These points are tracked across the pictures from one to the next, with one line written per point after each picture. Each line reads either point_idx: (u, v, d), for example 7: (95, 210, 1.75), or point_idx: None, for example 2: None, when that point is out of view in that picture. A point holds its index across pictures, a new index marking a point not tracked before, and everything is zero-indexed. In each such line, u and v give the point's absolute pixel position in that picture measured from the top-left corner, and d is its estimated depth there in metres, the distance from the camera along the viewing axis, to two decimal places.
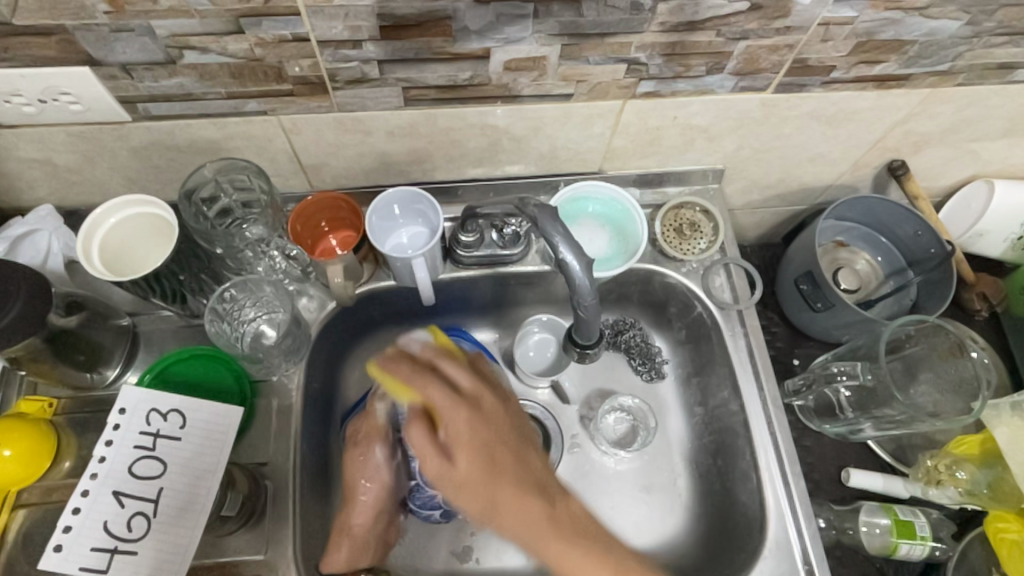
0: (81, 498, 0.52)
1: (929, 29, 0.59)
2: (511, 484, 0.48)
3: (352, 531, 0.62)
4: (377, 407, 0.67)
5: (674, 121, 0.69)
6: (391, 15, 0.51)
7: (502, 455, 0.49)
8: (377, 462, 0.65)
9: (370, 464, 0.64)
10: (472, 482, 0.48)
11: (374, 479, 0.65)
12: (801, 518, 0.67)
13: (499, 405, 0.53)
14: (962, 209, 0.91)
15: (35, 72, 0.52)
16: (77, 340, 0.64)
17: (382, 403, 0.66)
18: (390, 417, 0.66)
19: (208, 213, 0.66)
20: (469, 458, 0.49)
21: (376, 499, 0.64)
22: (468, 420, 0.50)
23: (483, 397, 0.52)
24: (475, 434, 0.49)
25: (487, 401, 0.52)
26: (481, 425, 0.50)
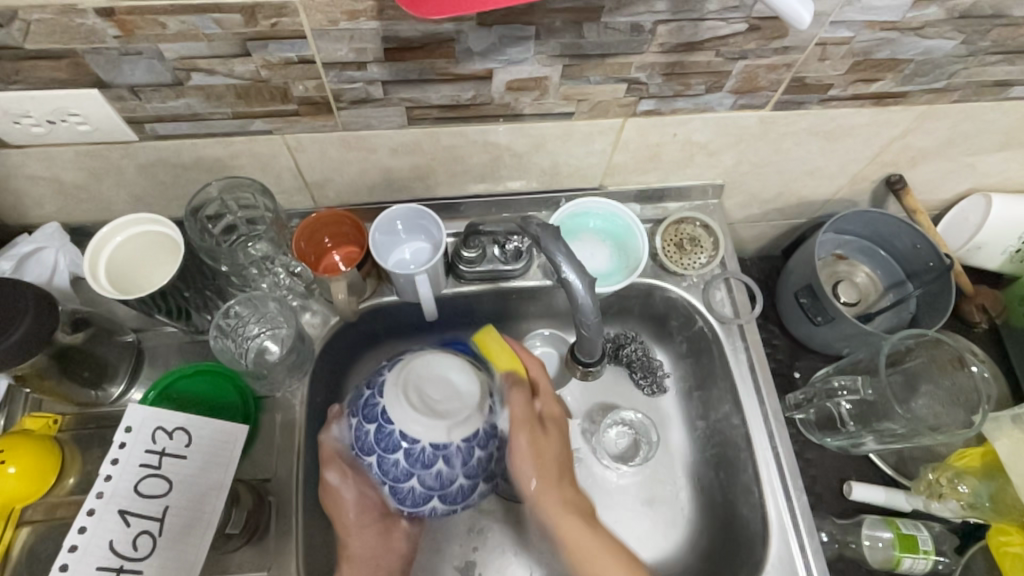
0: (87, 517, 0.52)
1: (925, 48, 0.60)
2: (557, 497, 0.61)
3: (344, 554, 0.62)
4: (330, 429, 0.62)
5: (674, 137, 0.70)
6: (395, 38, 0.52)
7: (556, 456, 0.63)
8: (334, 487, 0.61)
9: (328, 490, 0.61)
10: (545, 492, 0.61)
11: (338, 502, 0.62)
12: (804, 533, 0.67)
13: (558, 438, 0.64)
14: (960, 221, 0.92)
15: (45, 94, 0.53)
16: (82, 356, 0.64)
17: (332, 426, 0.61)
18: (336, 442, 0.61)
19: (213, 231, 0.67)
20: (543, 474, 0.61)
21: (350, 522, 0.62)
22: (546, 442, 0.63)
23: (550, 423, 0.64)
24: (539, 441, 0.62)
25: (552, 428, 0.64)
26: (546, 448, 0.62)
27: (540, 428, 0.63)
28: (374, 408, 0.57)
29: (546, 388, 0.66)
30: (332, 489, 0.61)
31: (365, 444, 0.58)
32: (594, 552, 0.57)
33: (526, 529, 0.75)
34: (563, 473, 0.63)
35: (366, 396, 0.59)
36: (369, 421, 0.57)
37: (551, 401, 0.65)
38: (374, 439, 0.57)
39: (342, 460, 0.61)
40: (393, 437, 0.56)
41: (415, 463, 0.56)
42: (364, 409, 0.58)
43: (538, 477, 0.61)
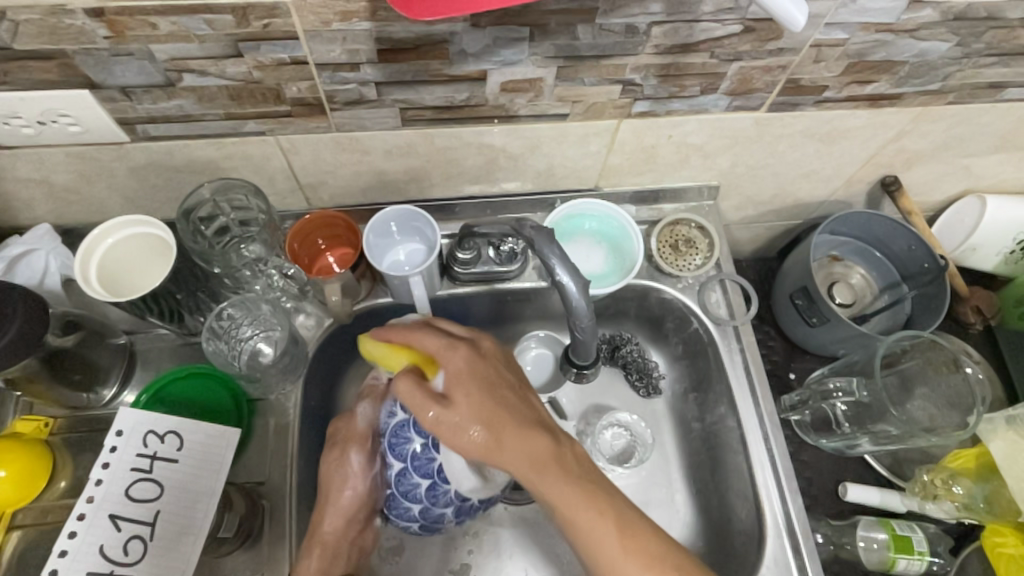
0: (76, 522, 0.51)
1: (919, 50, 0.60)
2: (513, 429, 0.54)
3: (321, 538, 0.61)
4: (360, 411, 0.67)
5: (669, 139, 0.70)
6: (389, 39, 0.51)
7: (494, 377, 0.57)
8: (354, 467, 0.64)
9: (346, 468, 0.64)
10: (493, 452, 0.53)
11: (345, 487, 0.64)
12: (799, 535, 0.67)
13: (496, 366, 0.58)
14: (955, 223, 0.92)
15: (35, 95, 0.52)
16: (73, 359, 0.64)
17: (364, 403, 0.67)
18: (370, 418, 0.67)
19: (205, 232, 0.67)
20: (484, 423, 0.54)
21: (346, 508, 0.63)
22: (478, 377, 0.56)
23: (481, 347, 0.59)
24: (476, 371, 0.56)
25: (490, 350, 0.59)
26: (486, 376, 0.56)
27: (476, 352, 0.58)
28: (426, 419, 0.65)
29: (450, 340, 0.59)
30: (351, 470, 0.64)
31: (400, 439, 0.65)
32: (562, 498, 0.51)
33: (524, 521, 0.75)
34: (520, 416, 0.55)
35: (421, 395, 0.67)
36: (410, 434, 0.65)
37: (455, 353, 0.57)
38: (413, 450, 0.64)
39: (370, 437, 0.66)
40: (433, 463, 0.63)
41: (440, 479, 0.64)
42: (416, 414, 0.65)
43: (478, 423, 0.54)
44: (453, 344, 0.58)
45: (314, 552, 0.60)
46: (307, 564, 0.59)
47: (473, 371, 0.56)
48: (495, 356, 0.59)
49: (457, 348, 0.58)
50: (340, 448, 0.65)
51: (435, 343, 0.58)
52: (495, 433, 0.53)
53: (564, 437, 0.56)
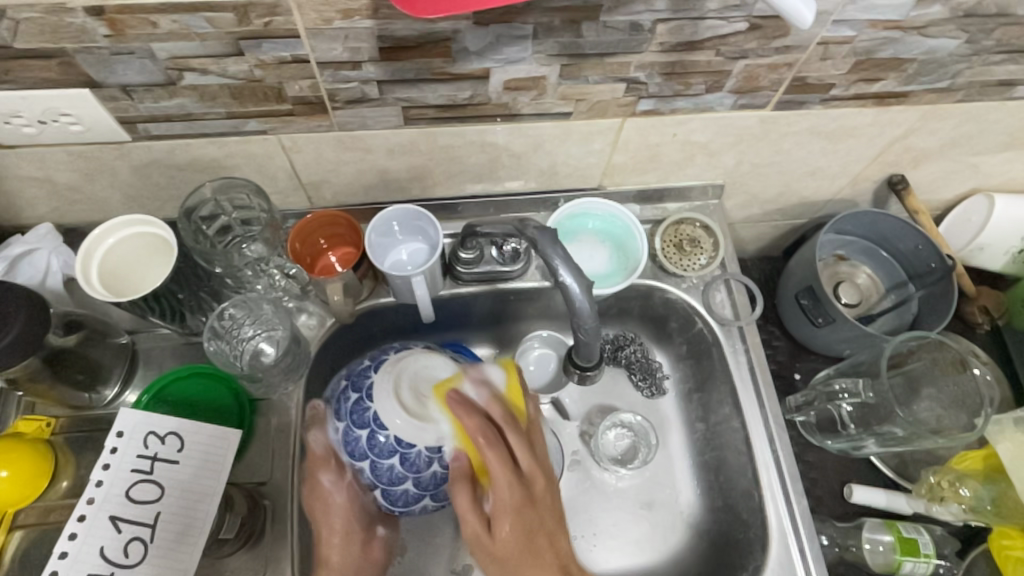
0: (77, 523, 0.51)
1: (928, 48, 0.59)
2: (537, 573, 0.55)
3: (327, 563, 0.60)
4: (313, 435, 0.63)
5: (674, 138, 0.69)
6: (391, 37, 0.51)
7: (543, 533, 0.56)
8: (328, 490, 0.61)
9: (322, 492, 0.61)
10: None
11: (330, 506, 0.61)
12: (804, 538, 0.67)
13: (551, 512, 0.58)
14: (962, 222, 0.91)
15: (36, 94, 0.52)
16: (75, 359, 0.63)
17: (314, 430, 0.63)
18: (325, 441, 0.62)
19: (207, 232, 0.66)
20: (518, 558, 0.55)
21: (337, 528, 0.61)
22: (528, 520, 0.56)
23: (537, 483, 0.57)
24: (523, 513, 0.56)
25: (545, 492, 0.58)
26: (535, 523, 0.56)
27: (532, 497, 0.57)
28: (361, 413, 0.60)
29: (527, 465, 0.57)
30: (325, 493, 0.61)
31: (355, 450, 0.60)
32: None
33: None
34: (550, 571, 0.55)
35: (349, 400, 0.61)
36: (353, 426, 0.60)
37: (513, 488, 0.56)
38: (366, 444, 0.60)
39: (331, 459, 0.62)
40: (388, 441, 0.59)
41: (410, 467, 0.60)
42: (352, 414, 0.61)
43: (494, 527, 0.56)
44: (523, 477, 0.57)
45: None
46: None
47: (524, 503, 0.56)
48: (553, 495, 0.59)
49: (516, 486, 0.56)
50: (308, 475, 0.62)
51: (517, 443, 0.57)
52: (513, 565, 0.55)
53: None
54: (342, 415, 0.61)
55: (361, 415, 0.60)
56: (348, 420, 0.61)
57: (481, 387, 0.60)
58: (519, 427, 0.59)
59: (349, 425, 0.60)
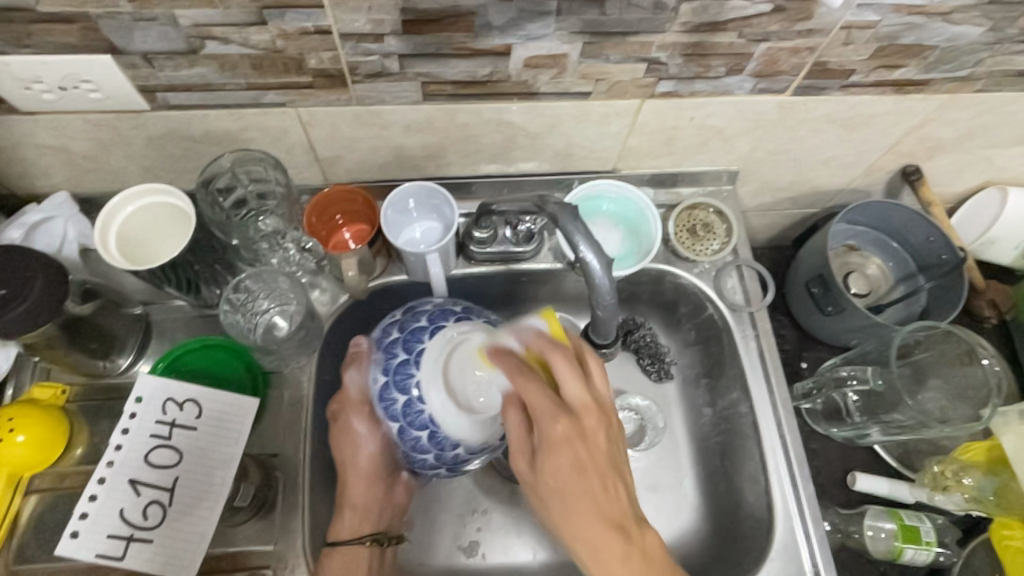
0: (97, 486, 0.54)
1: (951, 34, 0.59)
2: (586, 501, 0.53)
3: (351, 500, 0.65)
4: (348, 378, 0.64)
5: (691, 121, 0.69)
6: (414, 10, 0.51)
7: (594, 470, 0.53)
8: (361, 434, 0.64)
9: (354, 436, 0.64)
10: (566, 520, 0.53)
11: (362, 447, 0.65)
12: (809, 522, 0.67)
13: (596, 454, 0.53)
14: (974, 215, 0.91)
15: (57, 59, 0.52)
16: (91, 327, 0.64)
17: (347, 372, 0.64)
18: (358, 385, 0.64)
19: (223, 204, 0.66)
20: (566, 478, 0.53)
21: (363, 469, 0.65)
22: (574, 454, 0.52)
23: (587, 417, 0.53)
24: (571, 444, 0.52)
25: (596, 427, 0.53)
26: (584, 459, 0.52)
27: (578, 431, 0.53)
28: (406, 378, 0.60)
29: (568, 389, 0.53)
30: (359, 436, 0.64)
31: (390, 411, 0.60)
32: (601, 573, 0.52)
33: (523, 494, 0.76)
34: (596, 510, 0.53)
35: (397, 358, 0.61)
36: (392, 391, 0.60)
37: (556, 420, 0.52)
38: (400, 410, 0.60)
39: (361, 404, 0.64)
40: (423, 417, 0.59)
41: (436, 444, 0.60)
42: (395, 374, 0.60)
43: (538, 460, 0.54)
44: (562, 404, 0.53)
45: (347, 511, 0.65)
46: (341, 521, 0.64)
47: (555, 441, 0.53)
48: (606, 432, 0.54)
49: (558, 416, 0.52)
50: (342, 418, 0.65)
51: (564, 374, 0.53)
52: (564, 501, 0.53)
53: (639, 533, 0.53)
54: (384, 371, 0.61)
55: (405, 382, 0.60)
56: (391, 386, 0.60)
57: (519, 336, 0.56)
58: (566, 350, 0.54)
59: (392, 390, 0.60)
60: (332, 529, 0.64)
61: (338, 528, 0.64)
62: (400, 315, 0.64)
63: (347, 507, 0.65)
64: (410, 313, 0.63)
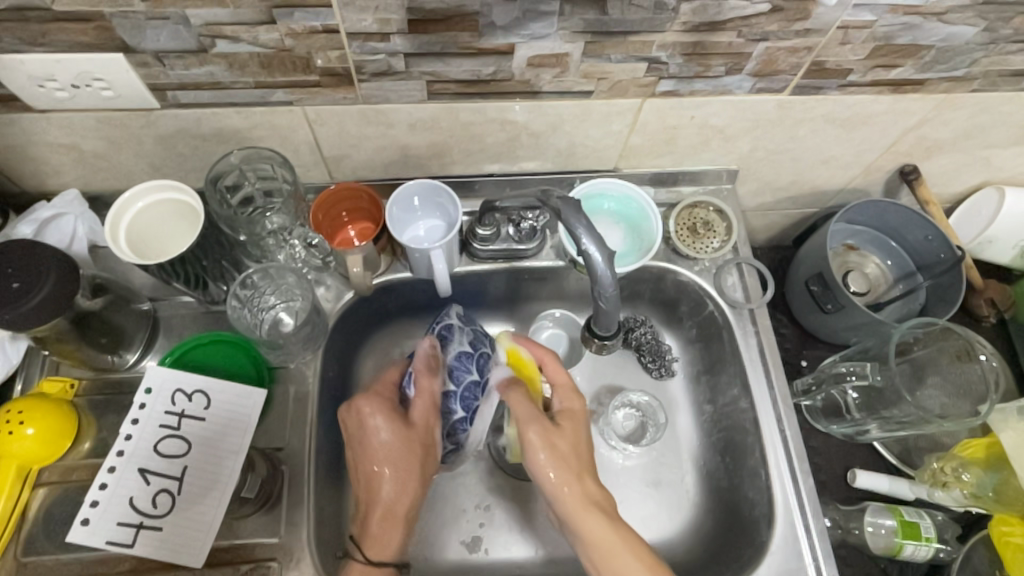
0: (108, 474, 0.56)
1: (946, 35, 0.60)
2: (576, 496, 0.59)
3: (395, 510, 0.62)
4: (427, 387, 0.65)
5: (691, 120, 0.70)
6: (420, 9, 0.52)
7: (581, 462, 0.61)
8: (431, 440, 0.66)
9: (423, 445, 0.65)
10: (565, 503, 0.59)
11: (426, 455, 0.65)
12: (809, 515, 0.68)
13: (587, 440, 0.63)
14: (972, 215, 0.92)
15: (70, 58, 0.53)
16: (98, 321, 0.65)
17: (437, 381, 0.65)
18: (444, 393, 0.66)
19: (231, 201, 0.67)
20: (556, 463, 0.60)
21: (420, 478, 0.64)
22: (559, 448, 0.61)
23: (568, 418, 0.64)
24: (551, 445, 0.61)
25: (575, 425, 0.63)
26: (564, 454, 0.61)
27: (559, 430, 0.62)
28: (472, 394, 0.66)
29: (562, 385, 0.66)
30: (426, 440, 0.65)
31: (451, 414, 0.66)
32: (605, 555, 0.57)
33: (526, 491, 0.76)
34: (581, 494, 0.59)
35: (471, 375, 0.66)
36: (454, 404, 0.66)
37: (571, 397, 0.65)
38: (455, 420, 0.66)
39: (435, 416, 0.66)
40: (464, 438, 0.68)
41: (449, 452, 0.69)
42: (465, 388, 0.66)
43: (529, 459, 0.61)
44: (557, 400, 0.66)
45: (398, 525, 0.62)
46: (393, 537, 0.62)
47: (555, 440, 0.61)
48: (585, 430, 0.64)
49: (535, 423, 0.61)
50: (417, 430, 0.64)
51: (557, 381, 0.66)
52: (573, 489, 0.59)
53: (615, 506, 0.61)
54: (453, 382, 0.66)
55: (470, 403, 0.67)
56: (456, 398, 0.66)
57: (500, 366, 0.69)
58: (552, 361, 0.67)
59: (458, 407, 0.66)
60: (368, 543, 0.61)
61: (382, 544, 0.61)
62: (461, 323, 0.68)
63: (395, 522, 0.62)
64: (474, 332, 0.69)
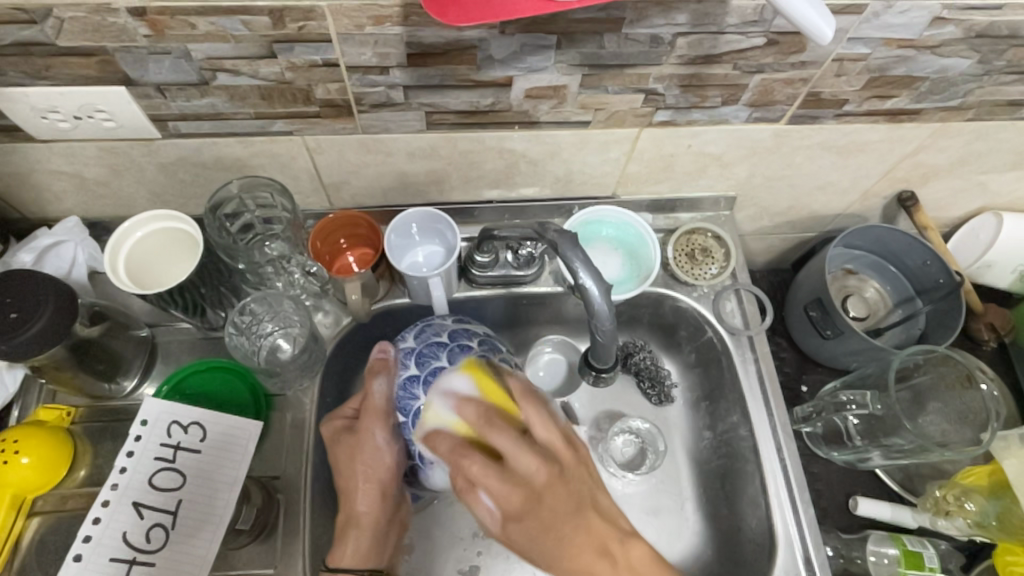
0: (102, 508, 0.56)
1: (940, 67, 0.61)
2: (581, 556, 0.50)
3: (357, 520, 0.62)
4: (375, 386, 0.64)
5: (688, 149, 0.70)
6: (419, 44, 0.53)
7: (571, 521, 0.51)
8: (380, 446, 0.63)
9: (370, 450, 0.63)
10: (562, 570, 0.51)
11: (377, 459, 0.63)
12: (811, 547, 0.67)
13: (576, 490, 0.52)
14: (970, 239, 0.92)
15: (73, 90, 0.54)
16: (97, 349, 0.65)
17: (379, 379, 0.64)
18: (387, 397, 0.64)
19: (230, 228, 0.67)
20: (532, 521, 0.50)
21: (374, 480, 0.63)
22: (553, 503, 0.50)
23: (560, 456, 0.52)
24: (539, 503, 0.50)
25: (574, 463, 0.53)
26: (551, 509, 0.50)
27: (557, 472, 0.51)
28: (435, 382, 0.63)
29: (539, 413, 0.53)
30: (376, 448, 0.63)
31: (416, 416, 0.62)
32: None
33: None
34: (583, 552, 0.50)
35: (438, 362, 0.64)
36: (418, 390, 0.63)
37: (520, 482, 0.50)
38: (414, 410, 0.62)
39: (386, 415, 0.64)
40: None
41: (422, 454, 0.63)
42: (428, 373, 0.63)
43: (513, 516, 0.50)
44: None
45: (354, 535, 0.61)
46: (347, 545, 0.61)
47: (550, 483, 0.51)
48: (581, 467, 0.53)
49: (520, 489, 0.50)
50: (363, 429, 0.63)
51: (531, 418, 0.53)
52: (544, 545, 0.50)
53: (623, 549, 0.51)
54: (418, 365, 0.64)
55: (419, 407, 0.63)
56: (419, 384, 0.63)
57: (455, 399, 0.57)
58: (524, 397, 0.55)
59: (418, 392, 0.63)
60: (333, 554, 0.61)
61: (341, 553, 0.61)
62: (448, 322, 0.67)
63: (355, 529, 0.62)
64: (461, 328, 0.67)
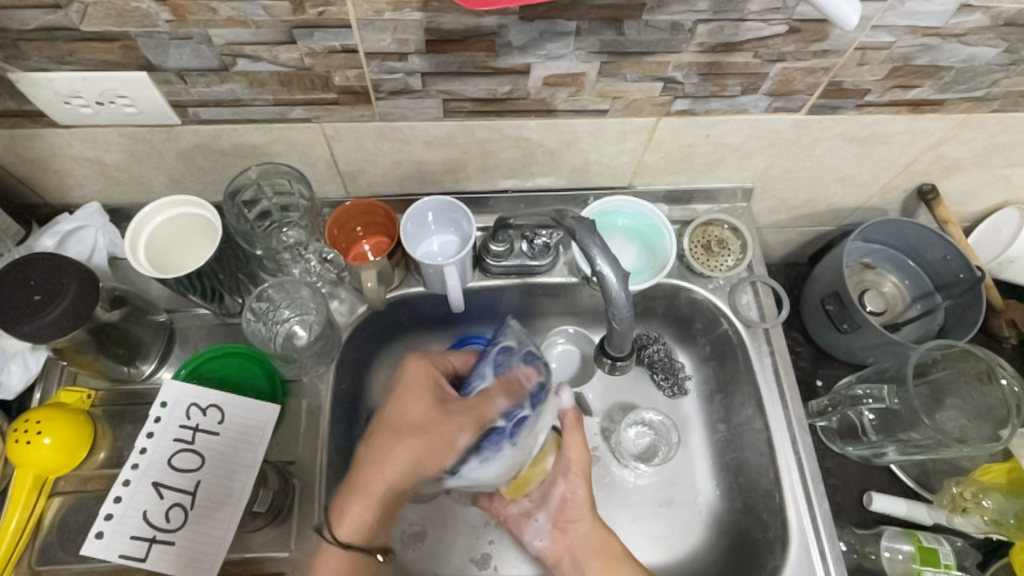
0: (123, 487, 0.57)
1: (966, 56, 0.60)
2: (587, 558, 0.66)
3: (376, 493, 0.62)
4: (499, 400, 0.64)
5: (706, 139, 0.70)
6: (438, 30, 0.52)
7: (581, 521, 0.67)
8: (457, 448, 0.63)
9: (451, 449, 0.63)
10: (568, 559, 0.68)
11: (443, 458, 0.63)
12: (824, 539, 0.67)
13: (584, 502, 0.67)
14: (991, 235, 0.91)
15: (96, 75, 0.54)
16: (117, 333, 0.66)
17: (507, 396, 0.64)
18: (504, 413, 0.64)
19: (248, 215, 0.68)
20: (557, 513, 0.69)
21: (422, 473, 0.63)
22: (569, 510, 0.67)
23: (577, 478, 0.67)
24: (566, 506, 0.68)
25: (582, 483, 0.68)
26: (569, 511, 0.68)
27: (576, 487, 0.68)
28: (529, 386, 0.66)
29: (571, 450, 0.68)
30: (454, 448, 0.63)
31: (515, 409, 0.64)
32: None
33: None
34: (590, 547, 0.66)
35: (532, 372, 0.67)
36: (523, 384, 0.63)
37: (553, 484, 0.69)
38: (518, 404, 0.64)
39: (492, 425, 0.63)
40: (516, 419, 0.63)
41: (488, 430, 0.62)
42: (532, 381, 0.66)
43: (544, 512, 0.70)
44: (565, 475, 0.68)
45: (363, 506, 0.61)
46: (354, 513, 0.61)
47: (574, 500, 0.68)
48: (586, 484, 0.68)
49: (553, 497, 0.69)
50: (460, 433, 0.63)
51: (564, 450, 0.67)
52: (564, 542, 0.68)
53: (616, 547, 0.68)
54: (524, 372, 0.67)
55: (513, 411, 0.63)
56: (527, 379, 0.64)
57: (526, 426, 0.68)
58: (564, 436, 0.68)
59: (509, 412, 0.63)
60: (339, 518, 0.61)
61: (348, 521, 0.61)
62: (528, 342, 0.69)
63: (368, 502, 0.61)
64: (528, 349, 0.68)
